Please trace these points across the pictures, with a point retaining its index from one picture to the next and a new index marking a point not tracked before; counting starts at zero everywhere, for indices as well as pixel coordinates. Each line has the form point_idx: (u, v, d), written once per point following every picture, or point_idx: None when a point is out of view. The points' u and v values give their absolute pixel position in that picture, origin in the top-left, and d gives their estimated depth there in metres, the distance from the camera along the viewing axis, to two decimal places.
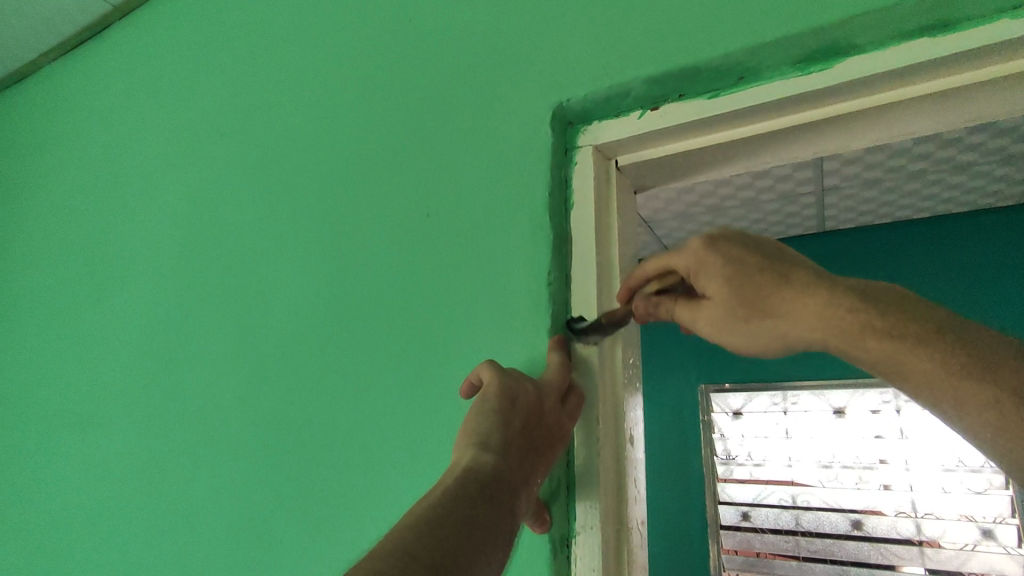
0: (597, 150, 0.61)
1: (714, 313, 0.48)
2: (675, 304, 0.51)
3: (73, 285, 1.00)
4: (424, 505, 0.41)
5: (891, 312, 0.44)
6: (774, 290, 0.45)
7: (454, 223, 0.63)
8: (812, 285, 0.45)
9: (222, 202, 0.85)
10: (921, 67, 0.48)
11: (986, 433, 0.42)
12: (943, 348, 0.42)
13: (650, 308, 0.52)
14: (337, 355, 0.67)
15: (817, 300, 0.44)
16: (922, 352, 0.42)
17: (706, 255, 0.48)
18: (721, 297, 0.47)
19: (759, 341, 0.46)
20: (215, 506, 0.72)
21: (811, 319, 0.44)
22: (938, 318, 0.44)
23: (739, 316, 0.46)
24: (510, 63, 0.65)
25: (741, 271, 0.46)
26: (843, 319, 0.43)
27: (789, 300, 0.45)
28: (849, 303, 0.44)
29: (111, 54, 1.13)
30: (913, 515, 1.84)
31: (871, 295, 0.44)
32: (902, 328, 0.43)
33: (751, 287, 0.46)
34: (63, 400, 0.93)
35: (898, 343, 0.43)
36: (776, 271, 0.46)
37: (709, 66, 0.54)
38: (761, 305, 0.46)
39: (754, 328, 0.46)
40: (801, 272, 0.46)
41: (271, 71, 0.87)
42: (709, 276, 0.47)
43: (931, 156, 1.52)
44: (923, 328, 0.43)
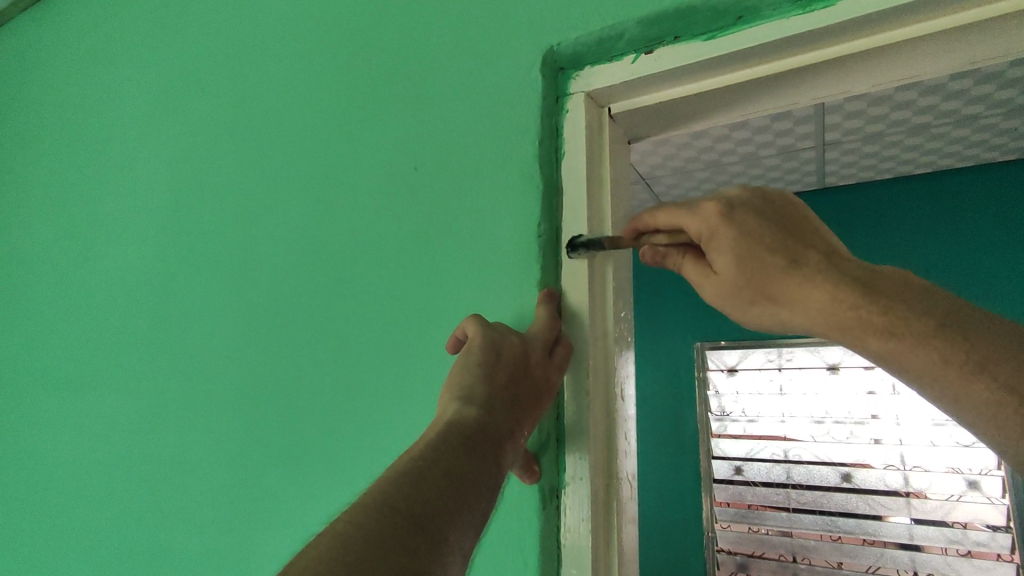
0: (589, 97, 0.59)
1: (719, 289, 0.47)
2: (683, 258, 0.49)
3: (56, 243, 0.98)
4: (407, 458, 0.41)
5: (897, 307, 0.42)
6: (779, 278, 0.44)
7: (442, 174, 0.61)
8: (820, 275, 0.43)
9: (205, 156, 0.83)
10: (930, 3, 0.46)
11: (988, 429, 0.42)
12: (947, 348, 0.41)
13: (656, 258, 0.49)
14: (325, 313, 0.66)
15: (821, 294, 0.43)
16: (922, 352, 0.42)
17: (721, 225, 0.44)
18: (727, 275, 0.45)
19: (763, 319, 0.47)
20: (206, 465, 0.71)
21: (813, 309, 0.44)
22: (943, 311, 0.43)
23: (745, 297, 0.46)
24: (497, 3, 0.61)
25: (752, 249, 0.44)
26: (846, 314, 0.43)
27: (796, 287, 0.44)
28: (854, 299, 0.42)
29: (84, 4, 1.08)
30: (901, 468, 1.88)
31: (878, 286, 0.43)
32: (905, 327, 0.42)
33: (760, 271, 0.44)
34: (50, 360, 0.91)
35: (899, 341, 0.42)
36: (787, 255, 0.44)
37: (706, 5, 0.51)
38: (766, 291, 0.45)
39: (757, 311, 0.46)
40: (812, 256, 0.44)
41: (251, 17, 0.83)
42: (718, 248, 0.45)
43: (936, 108, 1.48)
44: (925, 326, 0.42)
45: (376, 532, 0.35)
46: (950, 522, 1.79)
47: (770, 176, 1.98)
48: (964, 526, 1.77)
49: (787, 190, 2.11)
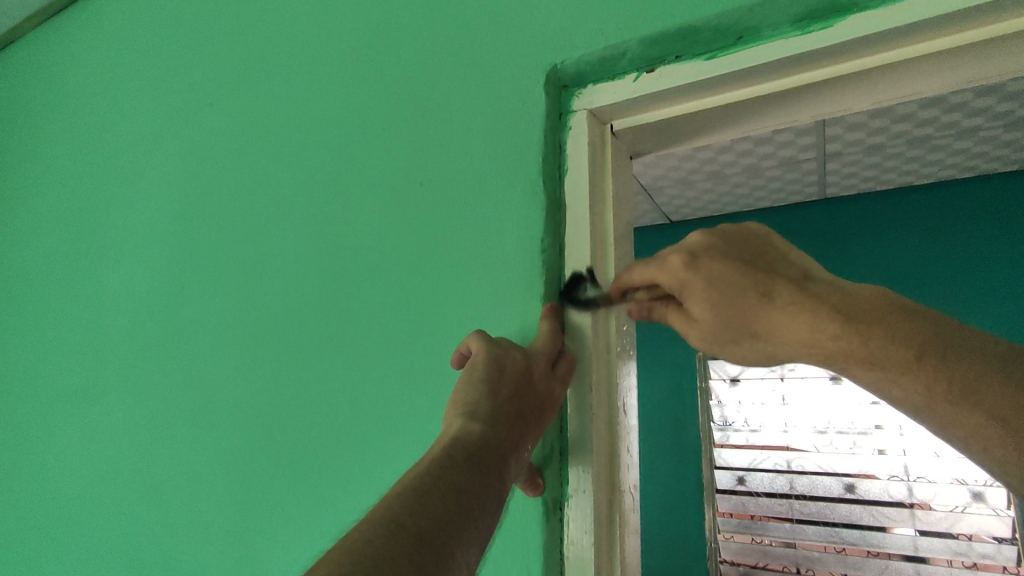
0: (591, 114, 0.60)
1: (703, 335, 0.47)
2: (666, 308, 0.49)
3: (66, 254, 0.99)
4: (412, 474, 0.42)
5: (874, 336, 0.42)
6: (757, 312, 0.45)
7: (448, 189, 0.62)
8: (797, 307, 0.44)
9: (213, 169, 0.84)
10: (925, 25, 0.47)
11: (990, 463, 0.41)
12: (927, 377, 0.41)
13: (644, 312, 0.50)
14: (332, 325, 0.67)
15: (797, 327, 0.44)
16: (906, 382, 0.42)
17: (689, 276, 0.45)
18: (707, 320, 0.46)
19: (754, 356, 0.47)
20: (213, 475, 0.72)
21: (793, 343, 0.45)
22: (926, 336, 0.42)
23: (730, 338, 0.47)
24: (503, 22, 0.63)
25: (724, 291, 0.45)
26: (827, 345, 0.43)
27: (777, 322, 0.45)
28: (834, 329, 0.43)
29: (95, 19, 1.10)
30: (905, 479, 1.87)
31: (856, 313, 0.43)
32: (886, 356, 0.42)
33: (738, 311, 0.45)
34: (60, 370, 0.92)
35: (884, 372, 0.42)
36: (758, 290, 0.45)
37: (708, 25, 0.52)
38: (749, 328, 0.46)
39: (745, 348, 0.47)
40: (783, 289, 0.45)
41: (259, 33, 0.84)
42: (693, 298, 0.46)
43: (937, 121, 1.50)
44: (906, 353, 0.42)
45: (383, 548, 0.36)
46: (955, 534, 1.78)
47: (772, 187, 1.99)
48: (969, 538, 1.76)
49: (788, 201, 2.12)
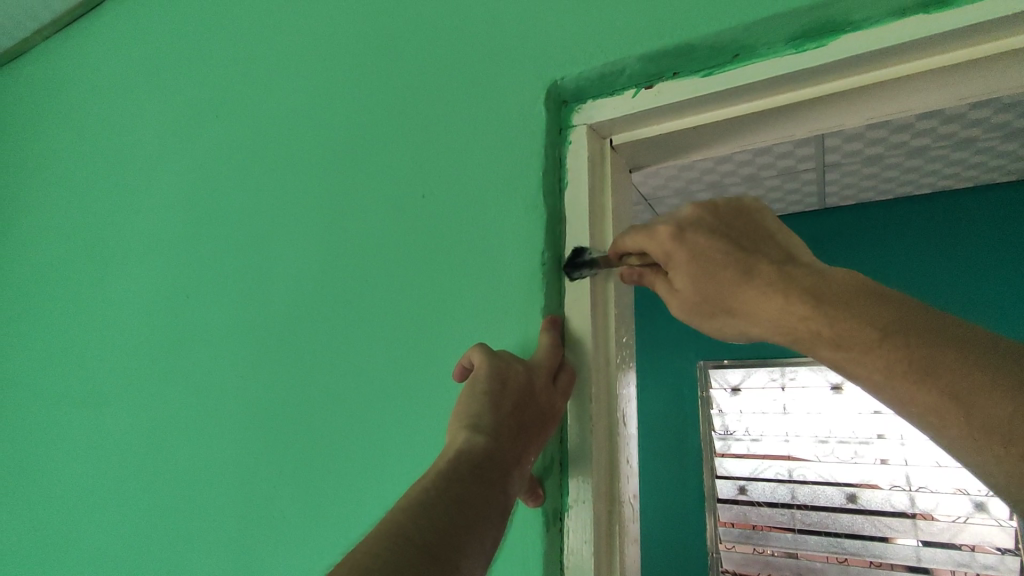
0: (591, 129, 0.61)
1: (684, 307, 0.48)
2: (655, 276, 0.50)
3: (73, 264, 1.00)
4: (418, 488, 0.43)
5: (841, 318, 0.42)
6: (735, 288, 0.45)
7: (450, 202, 0.63)
8: (771, 287, 0.44)
9: (219, 181, 0.85)
10: (916, 45, 0.48)
11: (950, 447, 0.40)
12: (887, 357, 0.41)
13: (633, 278, 0.51)
14: (335, 336, 0.68)
15: (769, 305, 0.44)
16: (868, 361, 0.42)
17: (675, 246, 0.46)
18: (686, 291, 0.47)
19: (730, 332, 0.48)
20: (217, 484, 0.73)
21: (765, 319, 0.45)
22: (894, 318, 0.41)
23: (707, 311, 0.47)
24: (505, 39, 0.64)
25: (706, 266, 0.46)
26: (795, 324, 0.43)
27: (751, 300, 0.45)
28: (802, 309, 0.43)
29: (104, 32, 1.12)
30: (906, 489, 1.87)
31: (827, 295, 0.43)
32: (851, 337, 0.42)
33: (715, 286, 0.46)
34: (66, 379, 0.93)
35: (850, 353, 0.42)
36: (738, 267, 0.45)
37: (704, 44, 0.54)
38: (724, 304, 0.46)
39: (719, 324, 0.48)
40: (763, 268, 0.45)
41: (265, 47, 0.86)
42: (676, 270, 0.47)
43: (935, 131, 1.51)
44: (868, 334, 0.41)
45: (392, 564, 0.36)
46: (957, 545, 1.78)
47: (772, 197, 2.00)
48: (972, 549, 1.75)
49: (788, 210, 2.13)
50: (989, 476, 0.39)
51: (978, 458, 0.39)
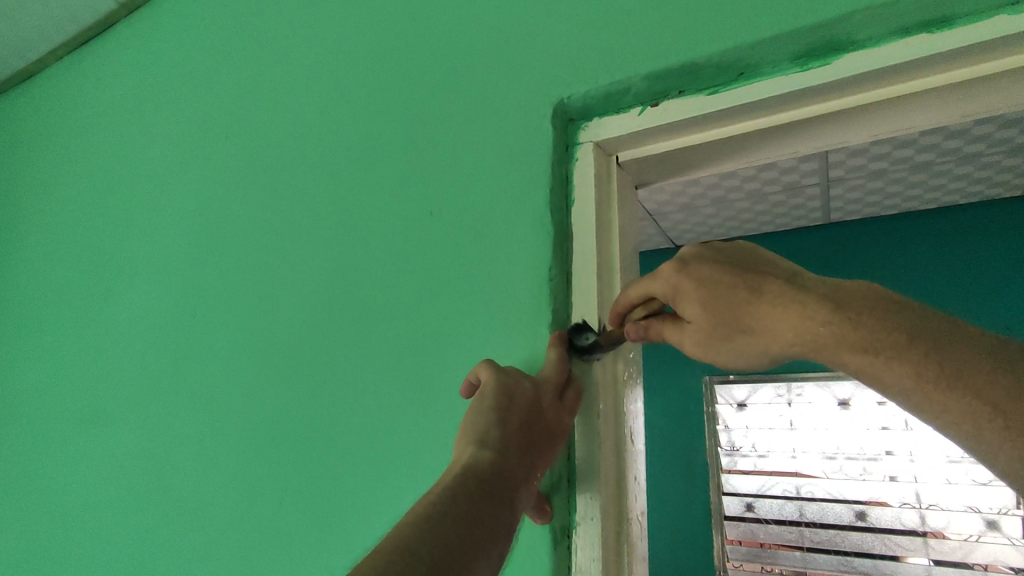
0: (597, 147, 0.62)
1: (700, 338, 0.47)
2: (662, 325, 0.48)
3: (83, 279, 1.01)
4: (425, 503, 0.43)
5: (866, 325, 0.42)
6: (749, 306, 0.44)
7: (458, 219, 0.64)
8: (785, 298, 0.44)
9: (228, 197, 0.86)
10: (919, 63, 0.48)
11: (986, 449, 0.40)
12: (913, 360, 0.41)
13: (639, 333, 0.49)
14: (342, 351, 0.68)
15: (789, 316, 0.43)
16: (899, 366, 0.41)
17: (680, 279, 0.47)
18: (700, 321, 0.46)
19: (747, 358, 0.46)
20: (223, 499, 0.73)
21: (786, 332, 0.43)
22: (914, 326, 0.42)
23: (723, 337, 0.46)
24: (511, 59, 0.65)
25: (715, 292, 0.45)
26: (818, 334, 0.42)
27: (767, 317, 0.44)
28: (825, 317, 0.42)
29: (117, 51, 1.14)
30: (917, 506, 1.86)
31: (844, 303, 0.43)
32: (877, 341, 0.42)
33: (729, 311, 0.45)
34: (75, 392, 0.94)
35: (878, 358, 0.42)
36: (748, 286, 0.45)
37: (709, 63, 0.54)
38: (741, 324, 0.45)
39: (735, 346, 0.46)
40: (772, 284, 0.45)
41: (275, 66, 0.87)
42: (685, 301, 0.47)
43: (938, 147, 1.51)
44: (893, 337, 0.42)
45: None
46: (970, 564, 1.76)
47: (776, 212, 2.00)
48: (985, 568, 1.73)
49: (792, 225, 2.13)
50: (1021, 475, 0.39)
51: (1017, 454, 0.39)
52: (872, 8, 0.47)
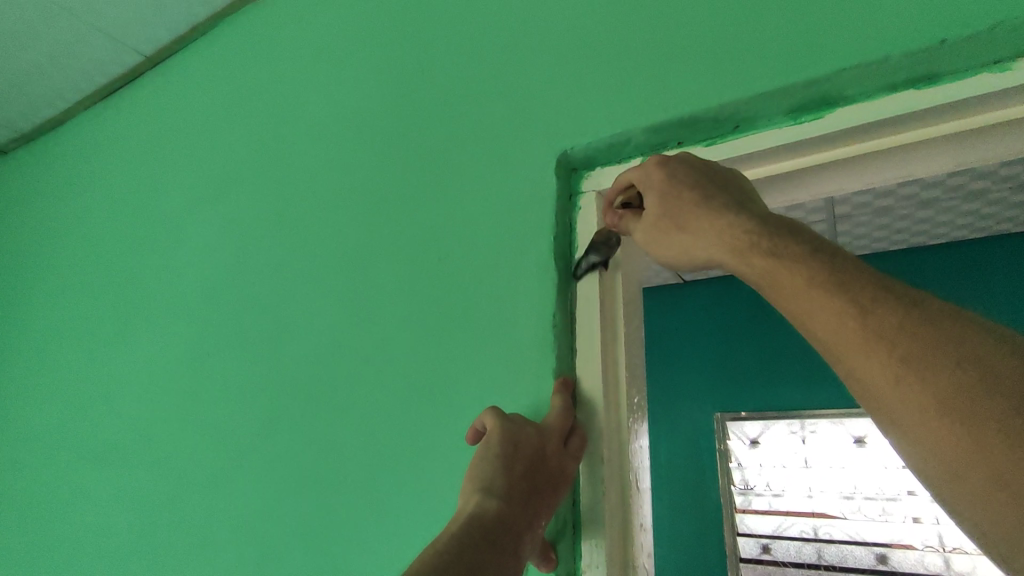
0: (600, 195, 0.64)
1: (647, 227, 0.50)
2: (632, 217, 0.53)
3: (101, 320, 1.04)
4: (431, 551, 0.43)
5: (782, 236, 0.42)
6: (691, 209, 0.46)
7: (465, 265, 0.65)
8: (729, 208, 0.45)
9: (245, 241, 0.89)
10: (910, 117, 0.50)
11: (853, 356, 0.38)
12: (807, 264, 0.40)
13: (616, 220, 0.54)
14: (351, 392, 0.69)
15: (720, 220, 0.44)
16: (792, 269, 0.40)
17: (656, 169, 0.49)
18: (652, 210, 0.49)
19: (673, 255, 0.48)
20: (231, 540, 0.73)
21: (712, 236, 0.45)
22: (825, 246, 0.41)
23: (663, 228, 0.48)
24: (517, 111, 0.68)
25: (673, 186, 0.47)
26: (737, 238, 0.43)
27: (703, 219, 0.45)
28: (750, 227, 0.43)
29: (142, 101, 1.19)
30: (940, 549, 1.84)
31: (775, 222, 0.43)
32: (784, 248, 0.41)
33: (676, 207, 0.47)
34: (89, 433, 0.95)
35: (777, 262, 0.41)
36: (702, 191, 0.46)
37: (706, 116, 0.57)
38: (679, 222, 0.47)
39: (669, 242, 0.48)
40: (726, 197, 0.46)
41: (293, 115, 0.91)
42: (649, 189, 0.49)
43: (944, 184, 1.52)
44: (798, 248, 0.41)
45: None
46: None
47: None
48: None
49: None
50: (877, 388, 0.37)
51: (874, 357, 0.37)
52: (861, 65, 0.50)
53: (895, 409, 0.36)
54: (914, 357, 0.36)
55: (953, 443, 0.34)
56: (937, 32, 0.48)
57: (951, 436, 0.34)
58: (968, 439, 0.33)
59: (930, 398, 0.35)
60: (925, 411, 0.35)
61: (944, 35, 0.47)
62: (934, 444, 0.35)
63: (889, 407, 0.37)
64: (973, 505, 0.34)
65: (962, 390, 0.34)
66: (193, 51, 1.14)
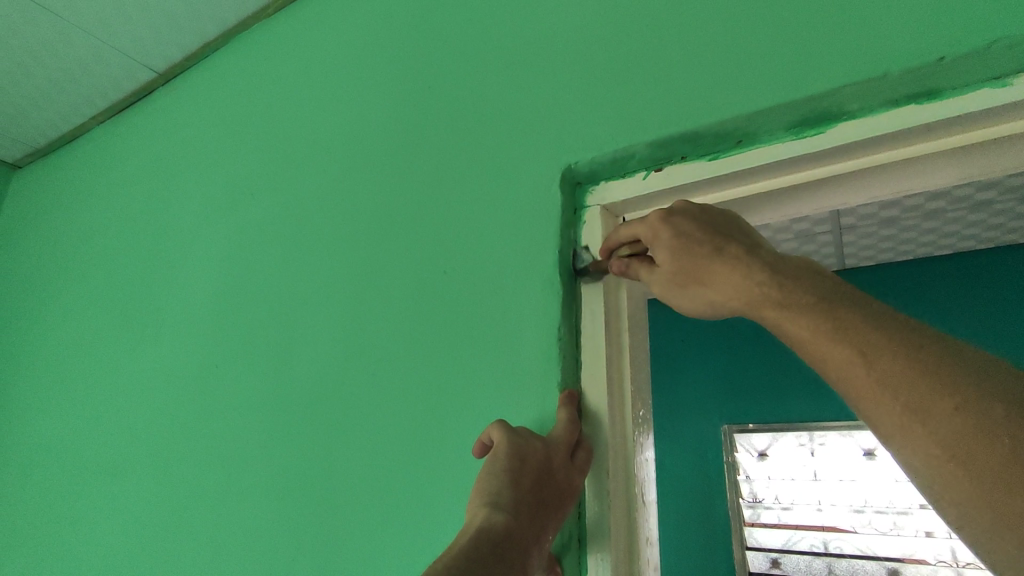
0: (604, 210, 0.65)
1: (661, 279, 0.50)
2: (640, 265, 0.53)
3: (112, 332, 1.05)
4: (439, 565, 0.44)
5: (790, 285, 0.43)
6: (704, 263, 0.47)
7: (471, 278, 0.66)
8: (740, 260, 0.46)
9: (254, 253, 0.90)
10: (910, 132, 0.50)
11: (864, 402, 0.39)
12: (812, 315, 0.41)
13: (622, 268, 0.54)
14: (359, 404, 0.70)
15: (731, 273, 0.45)
16: (798, 320, 0.42)
17: (662, 227, 0.50)
18: (664, 264, 0.49)
19: (692, 306, 0.49)
20: (239, 550, 0.73)
21: (727, 287, 0.46)
22: (829, 289, 0.43)
23: (677, 281, 0.49)
24: (522, 126, 0.69)
25: (683, 244, 0.48)
26: (750, 289, 0.44)
27: (717, 272, 0.46)
28: (760, 278, 0.44)
29: (154, 117, 1.22)
30: (953, 564, 1.80)
31: (784, 272, 0.44)
32: (791, 298, 0.42)
33: (689, 261, 0.48)
34: (99, 445, 0.96)
35: (785, 314, 0.42)
36: (713, 245, 0.47)
37: (709, 131, 0.57)
38: (695, 275, 0.48)
39: (687, 294, 0.49)
40: (736, 248, 0.46)
41: (302, 130, 0.93)
42: (660, 246, 0.50)
43: (948, 194, 1.53)
44: (804, 297, 0.42)
45: None
46: None
47: None
48: None
49: None
50: (884, 430, 0.39)
51: (880, 403, 0.38)
52: (861, 81, 0.50)
53: (908, 454, 0.38)
54: (920, 405, 0.37)
55: (964, 488, 0.36)
56: (935, 49, 0.48)
57: (962, 481, 0.36)
58: (971, 481, 0.35)
59: (933, 444, 0.36)
60: (934, 458, 0.37)
61: (941, 52, 0.48)
62: (945, 489, 0.36)
63: (901, 452, 0.38)
64: (985, 544, 0.36)
65: (968, 436, 0.36)
66: (205, 67, 1.16)
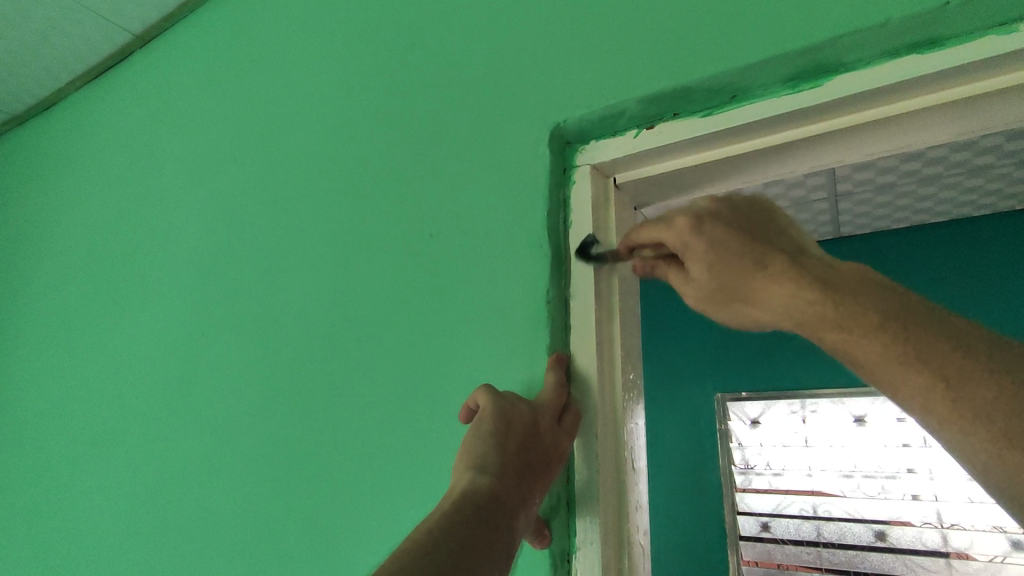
0: (595, 169, 0.62)
1: (700, 293, 0.47)
2: (668, 267, 0.49)
3: (95, 302, 1.03)
4: (421, 529, 0.43)
5: (848, 301, 0.41)
6: (747, 278, 0.44)
7: (457, 243, 0.64)
8: (786, 274, 0.43)
9: (235, 219, 0.88)
10: (911, 84, 0.48)
11: (952, 428, 0.38)
12: (882, 338, 0.39)
13: (647, 269, 0.51)
14: (346, 371, 0.68)
15: (780, 290, 0.43)
16: (865, 343, 0.40)
17: (691, 238, 0.46)
18: (702, 280, 0.46)
19: (740, 322, 0.47)
20: (227, 516, 0.73)
21: (775, 304, 0.43)
22: (895, 304, 0.40)
23: (718, 299, 0.46)
24: (510, 84, 0.66)
25: (718, 259, 0.45)
26: (804, 308, 0.42)
27: (762, 287, 0.44)
28: (815, 294, 0.41)
29: (131, 81, 1.17)
30: (938, 526, 1.86)
31: (839, 284, 0.42)
32: (855, 319, 0.40)
33: (729, 280, 0.45)
34: (85, 416, 0.95)
35: (849, 336, 0.40)
36: (751, 258, 0.44)
37: (702, 86, 0.55)
38: (736, 292, 0.45)
39: (731, 312, 0.46)
40: (776, 260, 0.44)
41: (283, 91, 0.89)
42: (691, 259, 0.46)
43: (947, 159, 1.50)
44: (868, 319, 0.40)
45: None
46: None
47: None
48: None
49: None
50: (971, 455, 0.38)
51: (971, 432, 0.37)
52: (861, 31, 0.48)
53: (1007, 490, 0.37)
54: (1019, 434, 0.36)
55: None
56: None
57: None
58: None
59: None
60: None
61: None
62: None
63: (998, 485, 0.37)
64: None
65: None
66: (181, 29, 1.11)
